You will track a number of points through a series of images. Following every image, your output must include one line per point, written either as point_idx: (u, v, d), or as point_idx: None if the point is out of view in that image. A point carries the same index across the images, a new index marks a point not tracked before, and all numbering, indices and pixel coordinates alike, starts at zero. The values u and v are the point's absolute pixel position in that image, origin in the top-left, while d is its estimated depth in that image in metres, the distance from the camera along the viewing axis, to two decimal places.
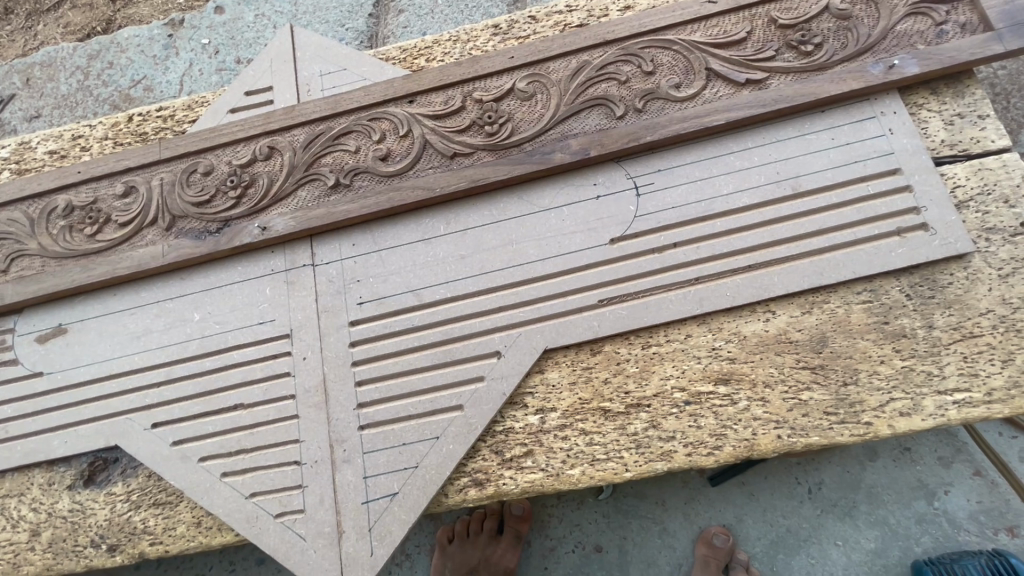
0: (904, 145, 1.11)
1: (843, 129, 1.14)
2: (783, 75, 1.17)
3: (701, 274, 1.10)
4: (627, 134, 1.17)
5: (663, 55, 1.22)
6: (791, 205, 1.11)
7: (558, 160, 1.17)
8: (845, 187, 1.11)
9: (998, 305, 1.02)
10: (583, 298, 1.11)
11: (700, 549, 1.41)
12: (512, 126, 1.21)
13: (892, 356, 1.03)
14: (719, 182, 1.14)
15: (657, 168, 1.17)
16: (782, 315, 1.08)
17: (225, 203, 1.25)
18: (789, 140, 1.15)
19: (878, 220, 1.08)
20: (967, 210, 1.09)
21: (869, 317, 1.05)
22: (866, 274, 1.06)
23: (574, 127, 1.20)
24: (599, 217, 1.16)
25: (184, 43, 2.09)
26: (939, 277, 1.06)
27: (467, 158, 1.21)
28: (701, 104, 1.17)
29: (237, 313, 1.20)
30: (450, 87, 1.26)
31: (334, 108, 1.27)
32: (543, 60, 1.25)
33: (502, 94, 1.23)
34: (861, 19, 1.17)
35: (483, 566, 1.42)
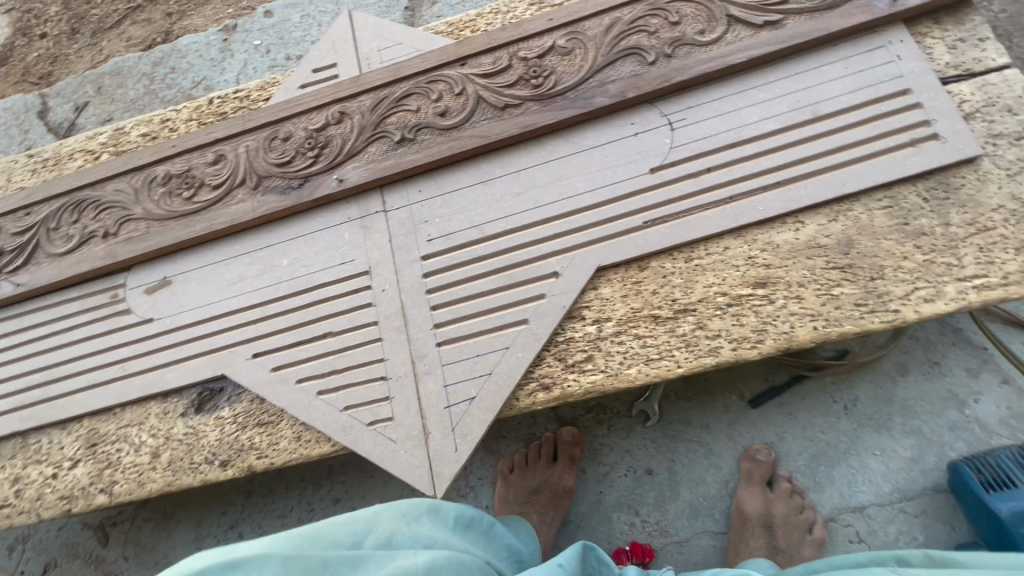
0: (912, 68, 1.24)
1: (855, 59, 1.27)
2: (798, 15, 1.30)
3: (734, 193, 1.23)
4: (660, 76, 1.31)
5: (687, 7, 1.36)
6: (812, 127, 1.24)
7: (599, 104, 1.31)
8: (861, 108, 1.23)
9: (1008, 201, 1.14)
10: (629, 222, 1.25)
11: (744, 464, 1.52)
12: (556, 78, 1.36)
13: (914, 252, 1.14)
14: (746, 113, 1.28)
15: (689, 105, 1.31)
16: (811, 224, 1.20)
17: (304, 162, 1.42)
18: (807, 72, 1.28)
19: (892, 134, 1.20)
20: (974, 121, 1.20)
21: (891, 220, 1.17)
22: (885, 181, 1.18)
23: (610, 75, 1.34)
24: (639, 151, 1.30)
25: (238, 46, 2.30)
26: (952, 181, 1.17)
27: (517, 108, 1.36)
28: (724, 46, 1.31)
29: (321, 256, 1.36)
30: (497, 50, 1.42)
31: (395, 75, 1.44)
32: (579, 20, 1.40)
33: (544, 52, 1.39)
34: None
35: (545, 487, 1.54)
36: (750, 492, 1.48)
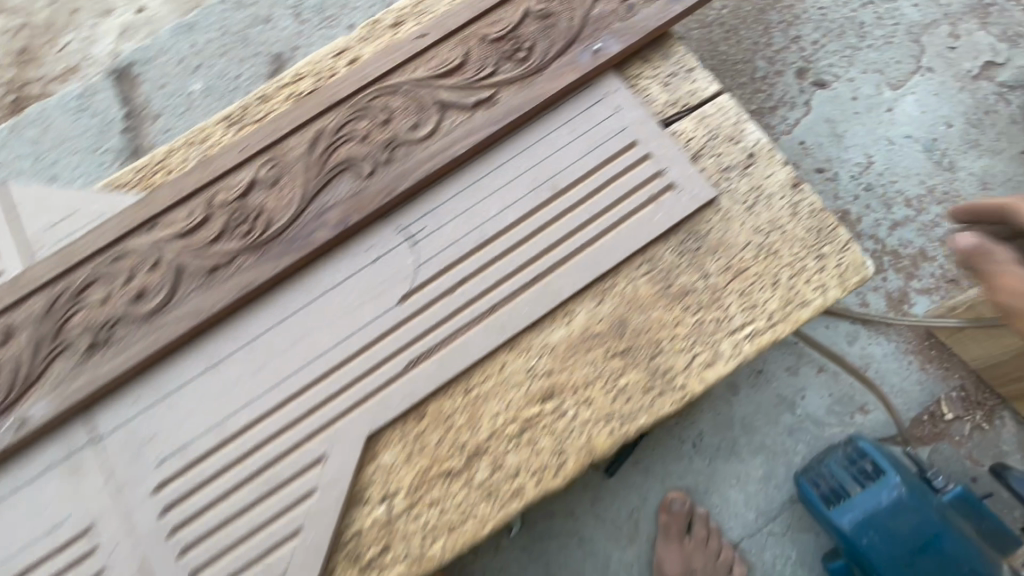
0: (632, 118, 1.18)
1: (578, 119, 1.18)
2: (508, 86, 1.19)
3: (494, 302, 1.10)
4: (381, 189, 1.14)
5: (393, 100, 1.19)
6: (554, 206, 1.14)
7: (320, 239, 1.12)
8: (595, 174, 1.15)
9: (753, 236, 1.11)
10: (391, 368, 1.07)
11: (662, 518, 1.43)
12: (267, 218, 1.15)
13: (684, 316, 1.08)
14: (485, 206, 1.15)
15: (425, 211, 1.15)
16: (581, 313, 1.10)
17: None
18: (535, 144, 1.17)
19: (631, 195, 1.14)
20: (703, 158, 1.16)
21: (654, 287, 1.10)
22: (637, 247, 1.11)
23: (328, 199, 1.15)
24: (383, 279, 1.13)
25: None
26: (699, 228, 1.12)
27: (229, 267, 1.12)
28: (442, 137, 1.16)
29: (21, 529, 1.04)
30: (190, 198, 1.17)
31: (68, 261, 1.15)
32: (277, 141, 1.19)
33: (245, 189, 1.16)
34: (560, 14, 1.22)
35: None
36: (670, 548, 1.41)
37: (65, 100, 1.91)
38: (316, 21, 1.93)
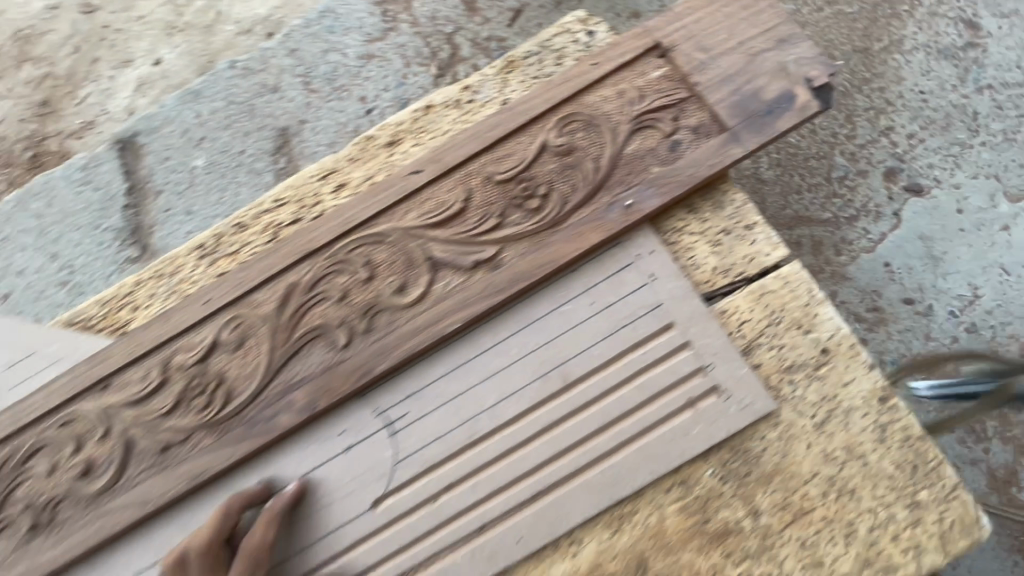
0: (670, 291, 0.93)
1: (601, 288, 0.95)
2: (515, 243, 0.97)
3: (486, 519, 0.91)
4: (359, 366, 0.96)
5: (378, 252, 1.00)
6: (564, 401, 0.92)
7: (284, 424, 0.95)
8: (618, 363, 0.92)
9: (823, 465, 0.85)
10: None
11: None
12: (228, 390, 0.99)
13: (723, 565, 0.84)
14: (479, 394, 0.94)
15: (408, 393, 0.96)
16: (590, 543, 0.88)
17: None
18: (546, 316, 0.95)
19: (661, 396, 0.90)
20: (760, 351, 0.90)
21: (686, 520, 0.87)
22: (667, 468, 0.88)
23: (296, 373, 0.97)
24: (354, 474, 0.95)
25: None
26: (750, 446, 0.87)
27: (183, 446, 0.98)
28: (432, 304, 0.97)
29: None
30: (146, 357, 1.02)
31: (16, 420, 1.04)
32: (243, 295, 1.02)
33: (206, 353, 1.00)
34: (583, 150, 0.98)
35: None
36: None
37: (70, 171, 1.83)
38: (327, 90, 1.77)
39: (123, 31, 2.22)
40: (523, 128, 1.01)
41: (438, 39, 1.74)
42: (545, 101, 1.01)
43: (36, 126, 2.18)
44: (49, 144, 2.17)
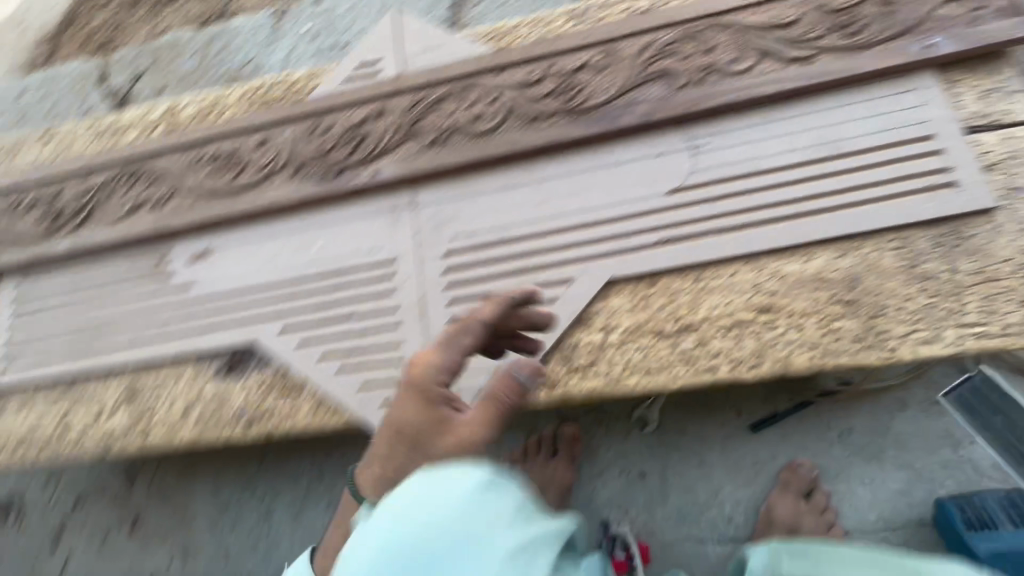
0: (938, 115, 1.26)
1: (883, 101, 1.29)
2: (828, 54, 1.33)
3: (748, 221, 1.28)
4: (688, 101, 1.36)
5: (722, 36, 1.39)
6: (831, 164, 1.28)
7: (624, 123, 1.37)
8: (881, 150, 1.26)
9: (1018, 254, 1.17)
10: (645, 239, 1.33)
11: (785, 474, 1.57)
12: (588, 93, 1.42)
13: (917, 295, 1.18)
14: (767, 144, 1.32)
15: (714, 131, 1.35)
16: (820, 258, 1.24)
17: (342, 153, 1.52)
18: (834, 108, 1.31)
19: (908, 179, 1.24)
20: (994, 172, 1.22)
21: (899, 261, 1.20)
22: (898, 224, 1.22)
23: (640, 95, 1.39)
24: (659, 171, 1.35)
25: (288, 31, 2.23)
26: (965, 228, 1.20)
27: (547, 120, 1.42)
28: (753, 77, 1.35)
29: (352, 244, 1.46)
30: (535, 61, 1.47)
31: (434, 77, 1.51)
32: (614, 39, 1.44)
33: (579, 67, 1.44)
34: (901, 5, 1.32)
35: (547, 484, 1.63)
36: (784, 497, 1.53)
37: None
38: None
39: None
40: None
41: None
42: None
43: None
44: None
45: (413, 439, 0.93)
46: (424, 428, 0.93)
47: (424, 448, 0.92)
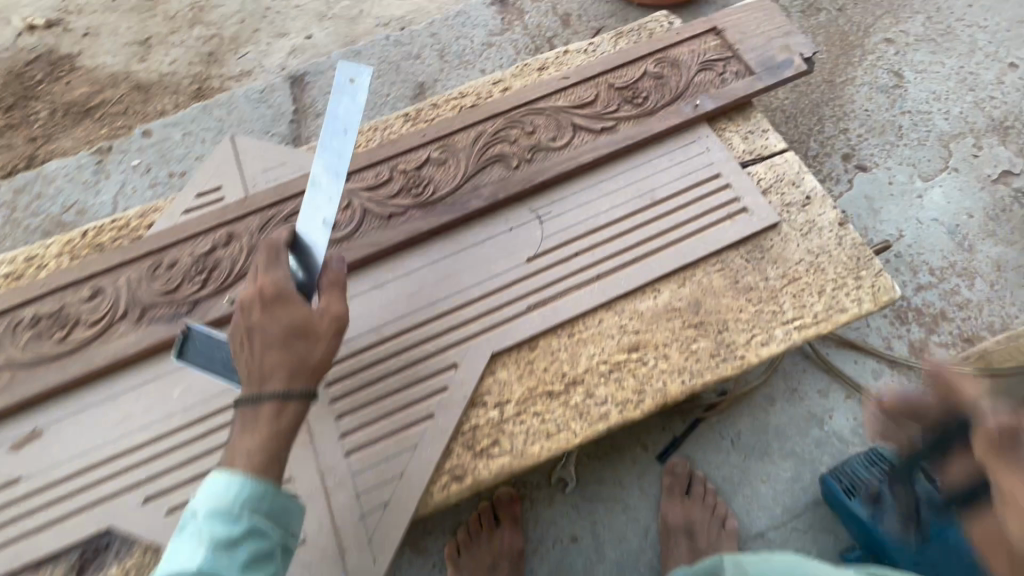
0: (719, 157, 1.54)
1: (676, 152, 1.55)
2: (626, 121, 1.57)
3: (600, 272, 1.42)
4: (524, 179, 1.51)
5: (539, 119, 1.58)
6: (651, 211, 1.48)
7: (473, 207, 1.48)
8: (687, 192, 1.50)
9: (806, 255, 1.42)
10: (516, 307, 1.38)
11: (666, 479, 1.66)
12: (433, 186, 1.51)
13: (747, 305, 1.38)
14: (598, 203, 1.50)
15: (552, 200, 1.51)
16: (665, 291, 1.40)
17: (192, 286, 1.42)
18: (641, 165, 1.54)
19: (712, 211, 1.47)
20: (771, 194, 1.51)
21: (725, 280, 1.41)
22: (715, 250, 1.43)
23: (482, 179, 1.51)
24: (515, 244, 1.46)
25: (114, 167, 2.28)
26: (765, 242, 1.44)
27: (402, 216, 1.48)
28: (573, 149, 1.54)
29: (215, 382, 1.34)
30: (379, 164, 1.55)
31: (280, 195, 1.52)
32: (448, 135, 1.57)
33: (421, 163, 1.54)
34: (670, 76, 1.62)
35: (501, 558, 1.57)
36: (672, 503, 1.62)
37: (250, 92, 2.39)
38: (456, 62, 2.42)
39: (281, 13, 2.91)
40: (634, 62, 1.65)
41: (541, 40, 2.45)
42: (646, 49, 1.66)
43: (201, 68, 2.78)
44: (212, 82, 2.74)
45: (241, 324, 1.16)
46: (252, 317, 1.15)
47: (290, 355, 1.12)
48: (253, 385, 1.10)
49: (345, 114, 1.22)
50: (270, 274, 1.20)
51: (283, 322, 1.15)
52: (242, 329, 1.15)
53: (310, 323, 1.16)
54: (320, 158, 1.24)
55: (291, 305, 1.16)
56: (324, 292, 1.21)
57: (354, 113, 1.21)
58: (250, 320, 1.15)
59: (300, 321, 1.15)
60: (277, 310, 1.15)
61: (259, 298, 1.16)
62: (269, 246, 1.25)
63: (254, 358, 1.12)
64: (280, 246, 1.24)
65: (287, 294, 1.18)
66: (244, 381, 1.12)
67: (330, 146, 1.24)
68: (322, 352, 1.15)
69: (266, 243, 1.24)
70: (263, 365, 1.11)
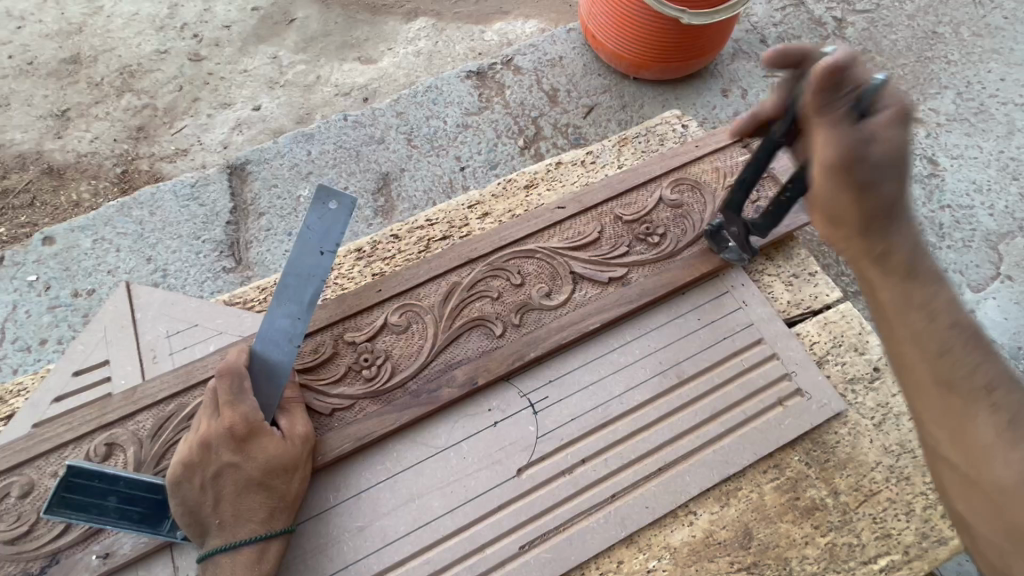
0: (760, 314, 1.20)
1: (705, 308, 1.21)
2: (640, 268, 1.23)
3: (616, 491, 1.06)
4: (512, 353, 1.15)
5: (528, 264, 1.24)
6: (679, 394, 1.13)
7: (445, 396, 1.11)
8: (722, 364, 1.16)
9: (883, 456, 1.09)
10: (504, 548, 1.03)
11: None
12: (392, 365, 1.14)
13: (814, 536, 1.03)
14: (609, 383, 1.14)
15: (549, 379, 1.15)
16: (704, 515, 1.06)
17: (49, 530, 1.02)
18: (661, 327, 1.19)
19: (758, 393, 1.13)
20: (828, 365, 1.18)
21: (781, 496, 1.06)
22: (766, 452, 1.09)
23: (456, 354, 1.16)
24: (501, 446, 1.09)
25: (4, 283, 1.85)
26: (827, 438, 1.11)
27: (349, 411, 1.11)
28: (574, 308, 1.19)
29: None
30: (319, 332, 1.17)
31: (185, 381, 1.13)
32: (412, 288, 1.21)
33: (376, 332, 1.17)
34: (691, 205, 1.30)
35: None
36: None
37: (178, 186, 2.00)
38: (426, 146, 2.08)
39: (225, 79, 2.53)
40: (644, 185, 1.32)
41: (525, 119, 2.12)
42: (660, 168, 1.34)
43: (129, 146, 2.38)
44: (141, 164, 2.35)
45: (198, 454, 1.00)
46: (217, 430, 1.01)
47: None
48: (226, 524, 0.99)
49: (319, 223, 1.08)
50: (241, 453, 1.00)
51: (249, 514, 0.98)
52: (200, 456, 1.00)
53: (274, 520, 0.99)
54: (288, 297, 1.09)
55: (261, 491, 0.99)
56: (294, 470, 1.02)
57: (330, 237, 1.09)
58: (215, 460, 1.00)
59: (267, 517, 0.99)
60: (248, 492, 0.99)
61: (228, 440, 1.00)
62: (225, 370, 1.05)
63: (226, 505, 0.99)
64: (262, 422, 1.03)
65: (261, 481, 0.99)
66: (204, 522, 0.99)
67: (307, 241, 1.09)
68: (273, 558, 0.98)
69: (245, 410, 1.02)
70: (219, 565, 0.96)
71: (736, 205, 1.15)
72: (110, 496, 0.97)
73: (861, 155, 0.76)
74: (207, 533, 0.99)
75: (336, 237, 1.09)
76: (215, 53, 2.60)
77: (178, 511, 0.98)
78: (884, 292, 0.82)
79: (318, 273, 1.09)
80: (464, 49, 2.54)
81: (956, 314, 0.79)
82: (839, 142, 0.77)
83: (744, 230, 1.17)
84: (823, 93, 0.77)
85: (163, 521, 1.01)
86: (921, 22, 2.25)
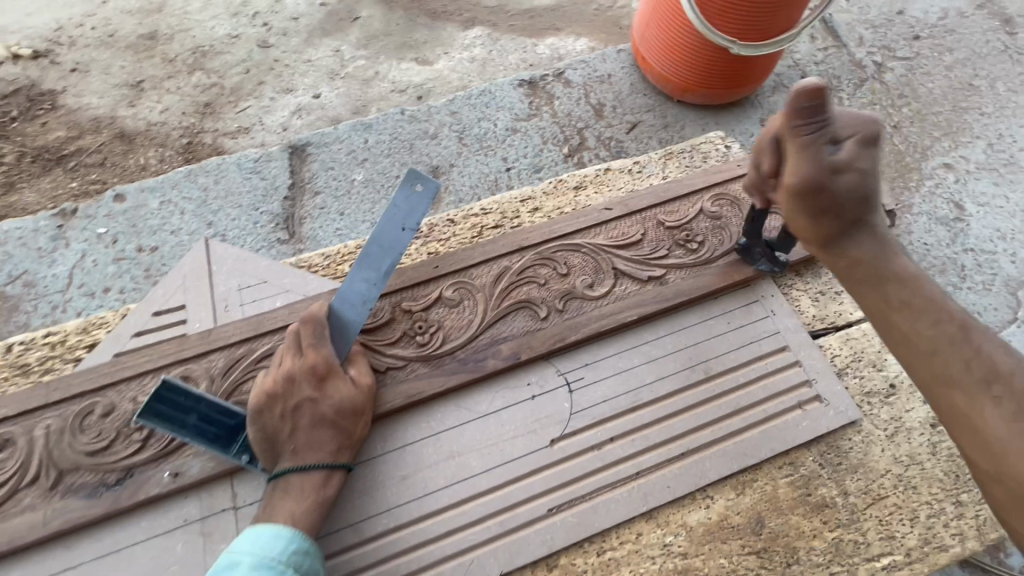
0: (787, 324, 1.29)
1: (736, 312, 1.30)
2: (677, 270, 1.33)
3: (640, 469, 1.15)
4: (554, 334, 1.24)
5: (574, 257, 1.34)
6: (706, 387, 1.22)
7: (491, 367, 1.21)
8: (748, 365, 1.24)
9: (893, 464, 1.17)
10: (534, 509, 1.11)
11: None
12: (442, 335, 1.25)
13: (823, 529, 1.11)
14: (641, 372, 1.23)
15: (585, 362, 1.24)
16: (720, 500, 1.14)
17: (127, 447, 1.13)
18: (693, 326, 1.28)
19: (780, 395, 1.21)
20: (848, 377, 1.26)
21: (794, 490, 1.14)
22: (782, 449, 1.17)
23: (503, 331, 1.26)
24: (538, 417, 1.19)
25: (76, 233, 2.00)
26: (841, 443, 1.18)
27: (401, 371, 1.21)
28: (614, 301, 1.29)
29: None
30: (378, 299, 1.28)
31: (256, 328, 1.25)
32: (466, 268, 1.32)
33: (430, 303, 1.27)
34: (730, 219, 1.40)
35: None
36: None
37: (242, 160, 2.14)
38: (476, 145, 2.20)
39: (290, 67, 2.69)
40: (687, 196, 1.42)
41: (571, 129, 2.24)
42: (703, 181, 1.44)
43: (195, 120, 2.54)
44: (205, 138, 2.50)
45: (283, 387, 1.12)
46: (301, 368, 1.13)
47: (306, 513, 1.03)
48: (296, 452, 1.09)
49: (405, 202, 1.22)
50: (319, 391, 1.12)
51: (319, 445, 1.08)
52: (283, 389, 1.12)
53: (339, 455, 1.09)
54: (369, 263, 1.21)
55: (332, 427, 1.10)
56: (362, 413, 1.13)
57: (412, 217, 1.22)
58: (295, 394, 1.11)
59: (334, 451, 1.09)
60: (320, 426, 1.10)
61: (310, 377, 1.12)
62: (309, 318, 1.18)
63: (299, 435, 1.10)
64: (338, 367, 1.15)
65: (333, 418, 1.10)
66: (280, 447, 1.10)
67: (393, 216, 1.22)
68: (336, 486, 1.08)
69: (326, 354, 1.15)
70: (290, 483, 1.06)
71: (755, 232, 1.28)
72: (192, 413, 1.09)
73: (825, 173, 0.91)
74: (279, 458, 1.10)
75: (418, 218, 1.23)
76: (282, 42, 2.76)
77: (257, 437, 1.11)
78: (868, 293, 0.93)
79: (398, 246, 1.22)
80: (516, 59, 2.68)
81: (932, 306, 0.86)
82: (811, 163, 0.91)
83: (770, 248, 1.29)
84: (800, 122, 0.91)
85: (232, 444, 1.12)
86: (958, 73, 2.35)
